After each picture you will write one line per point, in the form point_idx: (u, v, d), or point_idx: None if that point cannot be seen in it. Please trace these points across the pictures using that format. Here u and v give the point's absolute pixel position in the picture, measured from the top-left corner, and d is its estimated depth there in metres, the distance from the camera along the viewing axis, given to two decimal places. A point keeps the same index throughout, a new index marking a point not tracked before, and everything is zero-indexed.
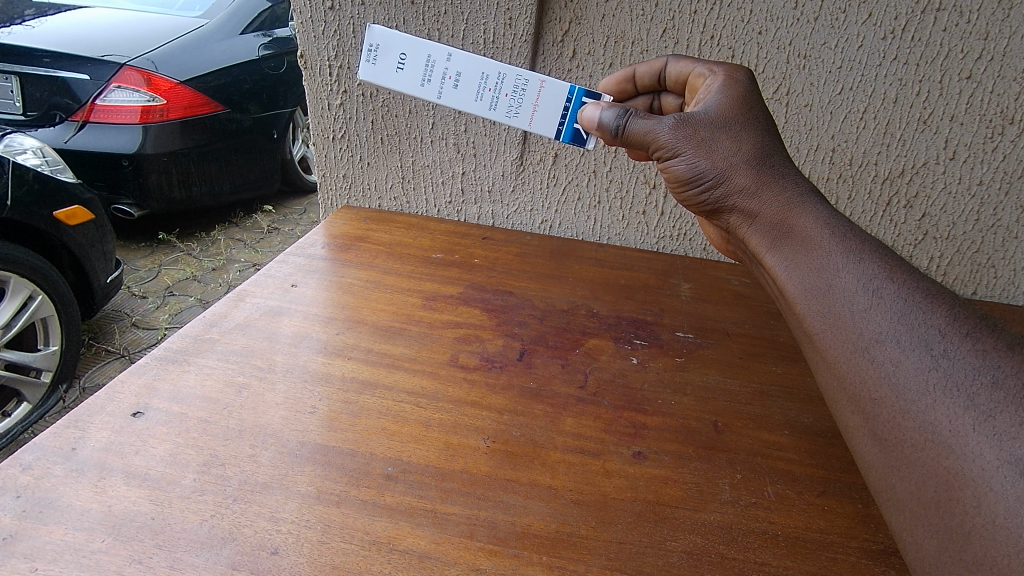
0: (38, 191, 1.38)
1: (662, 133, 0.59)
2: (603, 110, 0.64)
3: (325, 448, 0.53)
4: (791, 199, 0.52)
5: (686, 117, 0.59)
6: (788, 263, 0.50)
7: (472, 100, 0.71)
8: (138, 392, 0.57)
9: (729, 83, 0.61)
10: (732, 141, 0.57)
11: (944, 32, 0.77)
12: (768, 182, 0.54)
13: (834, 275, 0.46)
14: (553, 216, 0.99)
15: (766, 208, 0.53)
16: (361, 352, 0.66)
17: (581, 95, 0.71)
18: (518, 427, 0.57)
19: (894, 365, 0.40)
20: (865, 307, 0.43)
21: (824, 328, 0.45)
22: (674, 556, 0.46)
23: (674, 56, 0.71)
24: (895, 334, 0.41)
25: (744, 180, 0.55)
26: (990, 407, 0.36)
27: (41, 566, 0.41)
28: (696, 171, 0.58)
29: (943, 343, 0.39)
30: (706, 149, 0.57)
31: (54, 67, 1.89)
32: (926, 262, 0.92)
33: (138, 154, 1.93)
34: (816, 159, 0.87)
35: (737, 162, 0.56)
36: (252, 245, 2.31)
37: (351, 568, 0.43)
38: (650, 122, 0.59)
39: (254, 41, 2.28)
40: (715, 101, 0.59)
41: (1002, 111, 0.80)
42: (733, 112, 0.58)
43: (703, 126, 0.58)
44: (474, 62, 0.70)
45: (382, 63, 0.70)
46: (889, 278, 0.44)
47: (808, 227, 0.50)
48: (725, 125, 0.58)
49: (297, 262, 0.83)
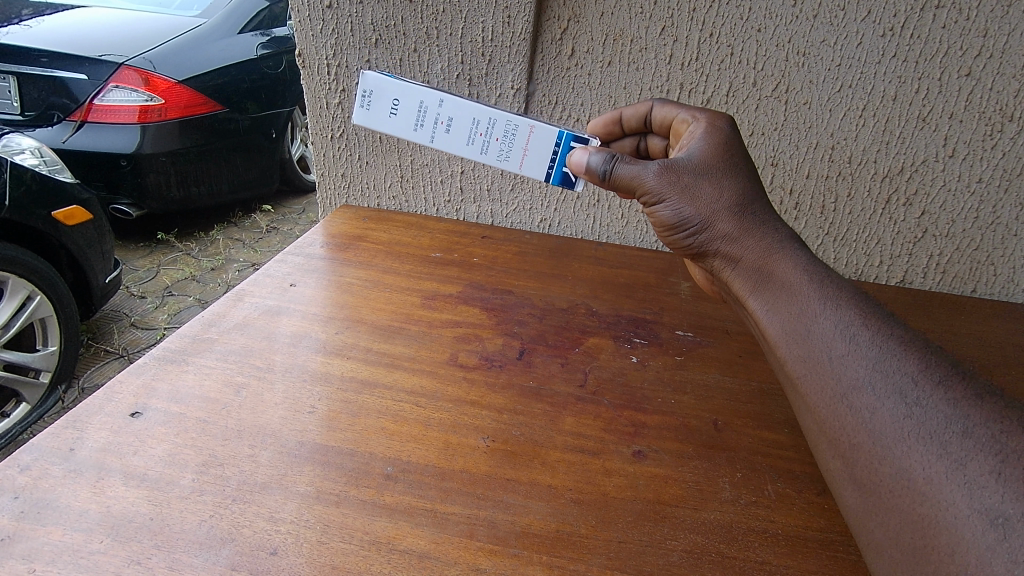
0: (37, 191, 1.38)
1: (649, 178, 0.57)
2: (591, 153, 0.62)
3: (324, 448, 0.53)
4: (771, 245, 0.52)
5: (672, 163, 0.57)
6: (769, 307, 0.50)
7: (464, 145, 0.69)
8: (136, 392, 0.57)
9: (710, 131, 0.60)
10: (714, 187, 0.56)
11: (943, 29, 0.76)
12: (750, 228, 0.53)
13: (813, 320, 0.45)
14: (552, 215, 0.99)
15: (749, 252, 0.52)
16: (360, 352, 0.66)
17: (571, 139, 0.68)
18: (517, 426, 0.57)
19: (870, 412, 0.40)
20: (841, 353, 0.43)
21: (805, 374, 0.45)
22: (674, 555, 0.46)
23: (659, 101, 0.71)
24: (870, 381, 0.41)
25: (727, 227, 0.54)
26: (962, 454, 0.35)
27: (39, 566, 0.41)
28: (680, 217, 0.57)
29: (917, 391, 0.39)
30: (689, 194, 0.56)
31: (52, 67, 1.89)
32: (926, 260, 0.92)
33: (136, 154, 1.93)
34: (816, 157, 0.87)
35: (719, 209, 0.55)
36: (251, 245, 2.31)
37: (351, 568, 0.42)
38: (635, 167, 0.58)
39: (253, 41, 2.28)
40: (698, 147, 0.59)
41: (1001, 108, 0.80)
42: (716, 158, 0.57)
43: (687, 173, 0.56)
44: (465, 106, 0.68)
45: (375, 107, 0.69)
46: (865, 325, 0.43)
47: (789, 273, 0.49)
48: (708, 171, 0.56)
49: (296, 261, 0.83)
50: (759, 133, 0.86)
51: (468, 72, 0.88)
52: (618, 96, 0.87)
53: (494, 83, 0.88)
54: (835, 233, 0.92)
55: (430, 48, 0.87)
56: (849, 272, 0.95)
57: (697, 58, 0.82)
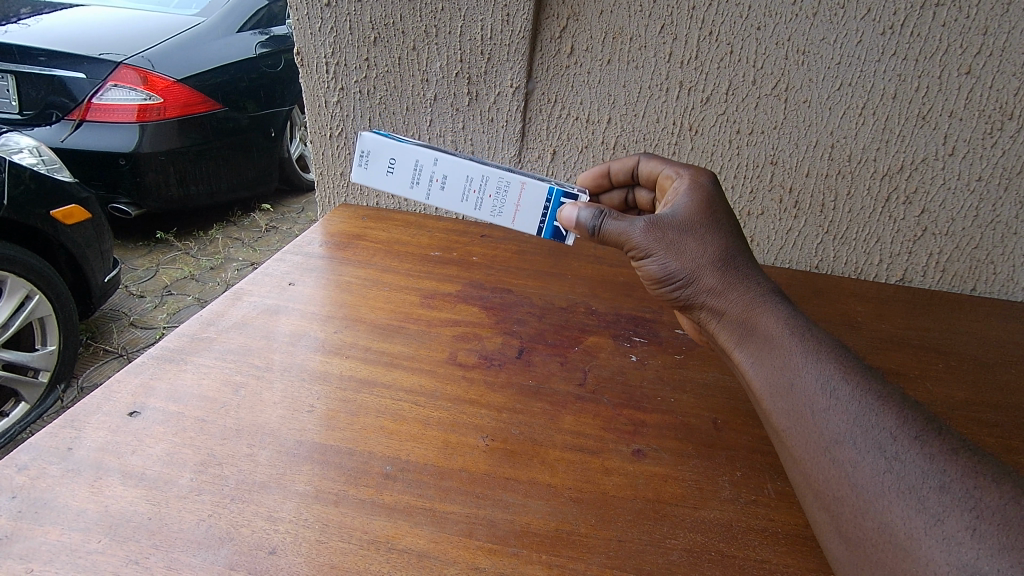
0: (35, 190, 1.38)
1: (635, 236, 0.54)
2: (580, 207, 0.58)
3: (323, 446, 0.53)
4: (754, 299, 0.50)
5: (657, 219, 0.55)
6: (754, 359, 0.48)
7: (459, 205, 0.63)
8: (134, 392, 0.57)
9: (693, 189, 0.59)
10: (698, 243, 0.54)
11: (943, 27, 0.76)
12: (733, 283, 0.51)
13: (796, 373, 0.44)
14: None
15: (733, 307, 0.50)
16: (358, 351, 0.66)
17: (563, 195, 0.62)
18: (516, 425, 0.57)
19: (853, 466, 0.39)
20: (823, 407, 0.41)
21: (789, 426, 0.43)
22: (674, 554, 0.45)
23: (645, 154, 0.70)
24: (852, 436, 0.39)
25: (711, 282, 0.52)
26: (939, 510, 0.35)
27: (36, 566, 0.40)
28: (667, 271, 0.54)
29: (896, 446, 0.38)
30: (675, 249, 0.53)
31: (50, 66, 1.88)
32: (925, 258, 0.92)
33: (135, 153, 1.92)
34: (815, 155, 0.86)
35: (703, 265, 0.52)
36: (250, 244, 2.31)
37: (350, 567, 0.42)
38: (623, 224, 0.55)
39: (251, 40, 2.28)
40: (682, 203, 0.56)
41: (1001, 106, 0.80)
42: (699, 214, 0.55)
43: (672, 229, 0.54)
44: (459, 162, 0.62)
45: (373, 166, 0.63)
46: (844, 378, 0.42)
47: (773, 326, 0.47)
48: (692, 227, 0.55)
49: (295, 261, 0.82)
50: (758, 131, 0.86)
51: (467, 70, 0.87)
52: (617, 94, 0.86)
53: (493, 81, 0.88)
54: (835, 231, 0.92)
55: (429, 46, 0.87)
56: (849, 269, 0.95)
57: (697, 56, 0.82)
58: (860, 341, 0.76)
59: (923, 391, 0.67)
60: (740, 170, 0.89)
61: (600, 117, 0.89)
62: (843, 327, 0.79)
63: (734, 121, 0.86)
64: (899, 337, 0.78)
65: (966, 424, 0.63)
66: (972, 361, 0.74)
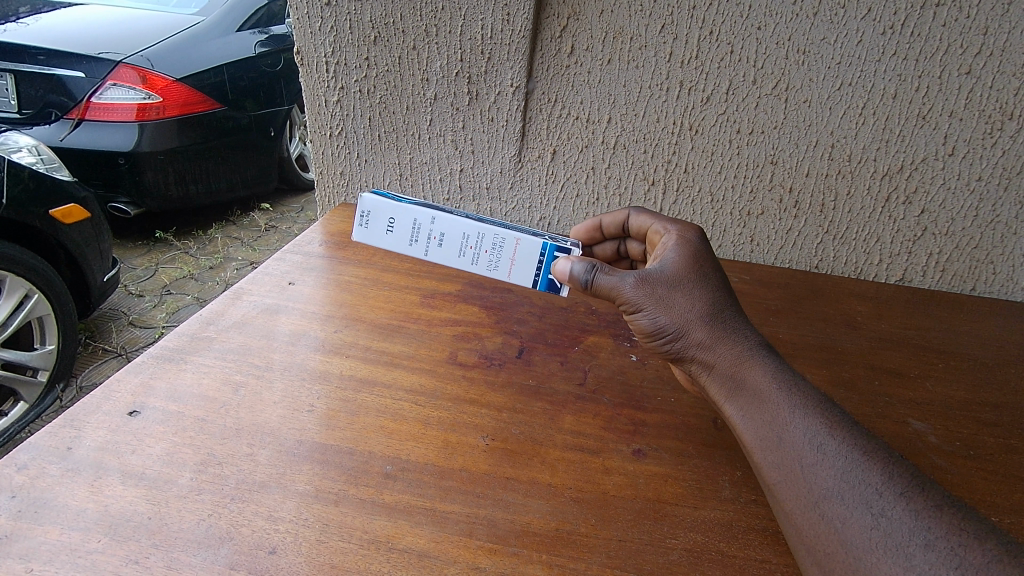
0: (34, 189, 1.37)
1: (625, 290, 0.52)
2: (573, 261, 0.56)
3: (324, 446, 0.53)
4: (742, 351, 0.49)
5: (647, 272, 0.53)
6: (744, 413, 0.47)
7: (458, 262, 0.63)
8: (134, 391, 0.57)
9: (682, 243, 0.57)
10: (687, 297, 0.52)
11: (943, 27, 0.76)
12: (723, 336, 0.50)
13: (784, 427, 0.43)
14: (552, 214, 0.98)
15: (722, 360, 0.49)
16: (359, 350, 0.66)
17: (556, 250, 0.61)
18: (517, 424, 0.57)
19: (842, 521, 0.39)
20: (812, 463, 0.41)
21: (780, 480, 0.43)
22: (674, 554, 0.45)
23: (636, 209, 0.68)
24: (839, 491, 0.39)
25: (700, 336, 0.50)
26: (925, 569, 0.35)
27: (37, 566, 0.40)
28: (657, 326, 0.52)
29: (882, 502, 0.38)
30: (664, 303, 0.52)
31: (49, 65, 1.88)
32: (925, 259, 0.92)
33: (134, 152, 1.92)
34: (815, 156, 0.86)
35: (693, 319, 0.51)
36: (250, 244, 2.30)
37: (350, 566, 0.42)
38: (614, 278, 0.53)
39: (251, 39, 2.28)
40: (671, 257, 0.55)
41: (1001, 106, 0.80)
42: (689, 268, 0.54)
43: (662, 284, 0.52)
44: (455, 220, 0.62)
45: (373, 226, 0.64)
46: (831, 434, 0.42)
47: (761, 380, 0.46)
48: (681, 281, 0.53)
49: (295, 260, 0.82)
50: (759, 131, 0.86)
51: (467, 69, 0.87)
52: (617, 94, 0.86)
53: (493, 80, 0.87)
54: (835, 231, 0.92)
55: (429, 46, 0.87)
56: (849, 269, 0.95)
57: (698, 56, 0.82)
58: (858, 341, 0.76)
59: (923, 390, 0.68)
60: (740, 170, 0.89)
61: (600, 117, 0.89)
62: (843, 327, 0.79)
63: (735, 121, 0.86)
64: (898, 337, 0.78)
65: (964, 423, 0.63)
66: (971, 361, 0.74)
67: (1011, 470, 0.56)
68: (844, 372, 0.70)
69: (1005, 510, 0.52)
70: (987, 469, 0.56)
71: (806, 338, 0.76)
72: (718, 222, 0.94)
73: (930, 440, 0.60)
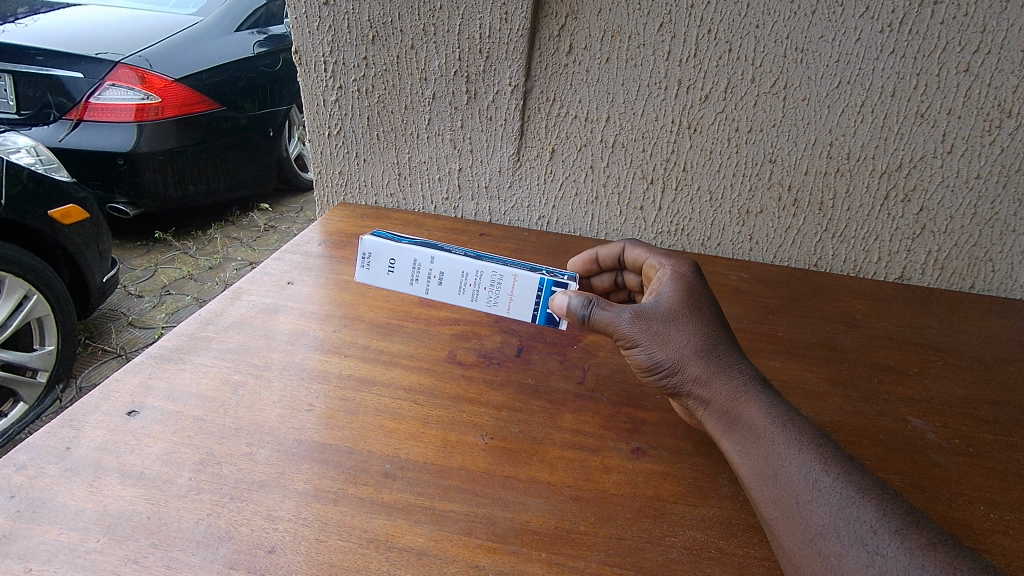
0: (33, 189, 1.37)
1: (620, 325, 0.52)
2: (570, 297, 0.55)
3: (323, 445, 0.53)
4: (738, 387, 0.48)
5: (642, 308, 0.53)
6: (740, 449, 0.46)
7: (458, 299, 0.62)
8: (133, 391, 0.57)
9: (676, 278, 0.57)
10: (682, 333, 0.51)
11: (941, 25, 0.76)
12: (718, 370, 0.49)
13: (780, 463, 0.43)
14: (550, 212, 0.98)
15: (719, 394, 0.48)
16: (358, 349, 0.66)
17: (552, 284, 0.60)
18: (516, 423, 0.57)
19: (838, 558, 0.39)
20: (808, 499, 0.41)
21: (777, 516, 0.43)
22: (674, 551, 0.45)
23: (631, 242, 0.67)
24: (834, 528, 0.39)
25: (695, 370, 0.50)
26: None
27: (35, 566, 0.40)
28: (653, 361, 0.52)
29: (876, 540, 0.38)
30: (659, 338, 0.51)
31: (47, 65, 1.88)
32: (924, 257, 0.92)
33: (133, 152, 1.92)
34: (814, 154, 0.86)
35: (688, 354, 0.50)
36: (249, 244, 2.30)
37: (349, 566, 0.42)
38: (610, 314, 0.52)
39: (249, 39, 2.28)
40: (667, 293, 0.55)
41: (1000, 104, 0.80)
42: (683, 303, 0.53)
43: (657, 319, 0.52)
44: (454, 260, 0.61)
45: (375, 267, 0.64)
46: (826, 469, 0.42)
47: (756, 417, 0.46)
48: (676, 316, 0.52)
49: (294, 259, 0.82)
50: (758, 129, 0.86)
51: (466, 68, 0.87)
52: (616, 93, 0.86)
53: (492, 79, 0.87)
54: (834, 229, 0.92)
55: (427, 45, 0.87)
56: (848, 267, 0.95)
57: (696, 54, 0.82)
58: (858, 339, 0.76)
59: (922, 387, 0.68)
60: (739, 168, 0.89)
61: (599, 116, 0.89)
62: (842, 325, 0.79)
63: (733, 119, 0.86)
64: (898, 334, 0.78)
65: (964, 421, 0.63)
66: (971, 359, 0.74)
67: (1010, 468, 0.56)
68: (843, 369, 0.70)
69: (1004, 507, 0.52)
70: (985, 467, 0.56)
71: (805, 336, 0.76)
72: (717, 220, 0.94)
73: (928, 437, 0.60)
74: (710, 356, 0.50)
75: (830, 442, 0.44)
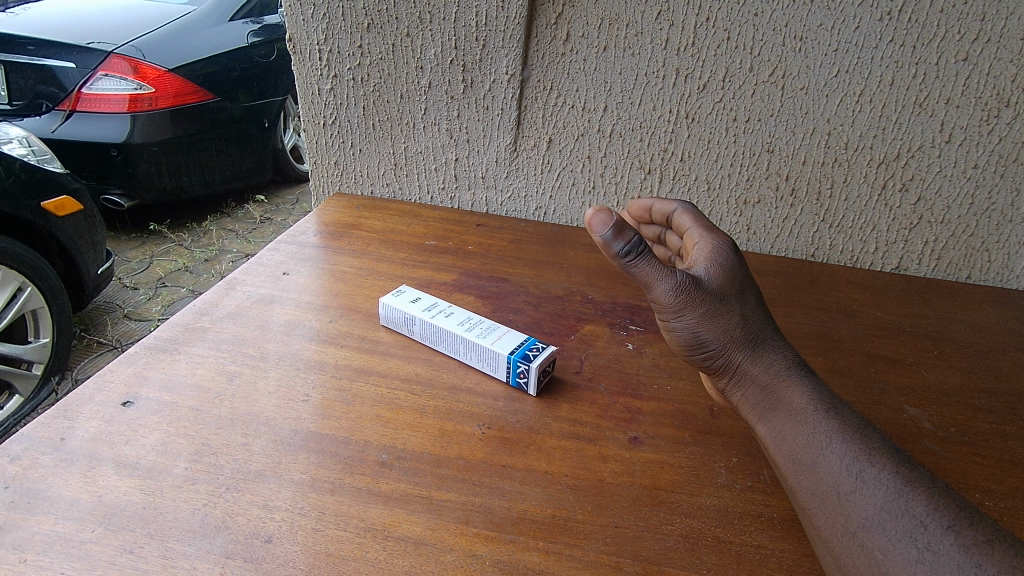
0: (25, 181, 1.36)
1: (669, 288, 0.49)
2: (613, 235, 0.49)
3: (319, 435, 0.52)
4: (779, 370, 0.49)
5: (695, 278, 0.51)
6: (779, 434, 0.47)
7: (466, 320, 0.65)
8: (127, 381, 0.56)
9: (724, 253, 0.55)
10: (731, 314, 0.51)
11: (940, 13, 0.75)
12: (760, 354, 0.50)
13: (820, 451, 0.43)
14: (547, 203, 0.98)
15: (759, 376, 0.49)
16: (354, 339, 0.65)
17: (519, 359, 0.59)
18: (513, 413, 0.57)
19: (883, 553, 0.37)
20: (849, 490, 0.40)
21: (816, 506, 0.42)
22: (671, 540, 0.45)
23: (686, 205, 0.64)
24: (879, 522, 0.38)
25: (742, 354, 0.50)
26: None
27: (30, 556, 0.40)
28: (699, 339, 0.51)
29: (880, 526, 0.38)
30: (708, 318, 0.50)
31: (38, 55, 1.87)
32: (921, 247, 0.91)
33: (127, 143, 1.90)
34: (812, 143, 0.86)
35: (735, 338, 0.50)
36: (244, 235, 2.29)
37: (346, 555, 0.42)
38: (657, 273, 0.49)
39: (243, 29, 2.27)
40: (715, 267, 0.53)
41: (998, 93, 0.79)
42: (732, 283, 0.53)
43: (708, 295, 0.51)
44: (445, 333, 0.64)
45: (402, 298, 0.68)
46: (870, 460, 0.41)
47: (798, 401, 0.47)
48: (725, 296, 0.52)
49: (289, 250, 0.82)
50: (755, 118, 0.85)
51: (463, 57, 0.87)
52: (613, 82, 0.86)
53: (489, 68, 0.87)
54: (831, 219, 0.91)
55: (422, 33, 0.86)
56: (845, 258, 0.95)
57: (694, 43, 0.82)
58: (854, 329, 0.76)
59: (918, 377, 0.68)
60: (736, 158, 0.89)
61: (597, 105, 0.88)
62: (839, 315, 0.79)
63: (731, 109, 0.85)
64: (894, 325, 0.78)
65: (960, 409, 0.63)
66: (966, 348, 0.74)
67: (1006, 456, 0.57)
68: (840, 359, 0.70)
69: (999, 495, 0.52)
70: (981, 455, 0.56)
71: (803, 326, 0.76)
72: (714, 211, 0.94)
73: (925, 426, 0.60)
74: (755, 343, 0.50)
75: (832, 428, 0.44)
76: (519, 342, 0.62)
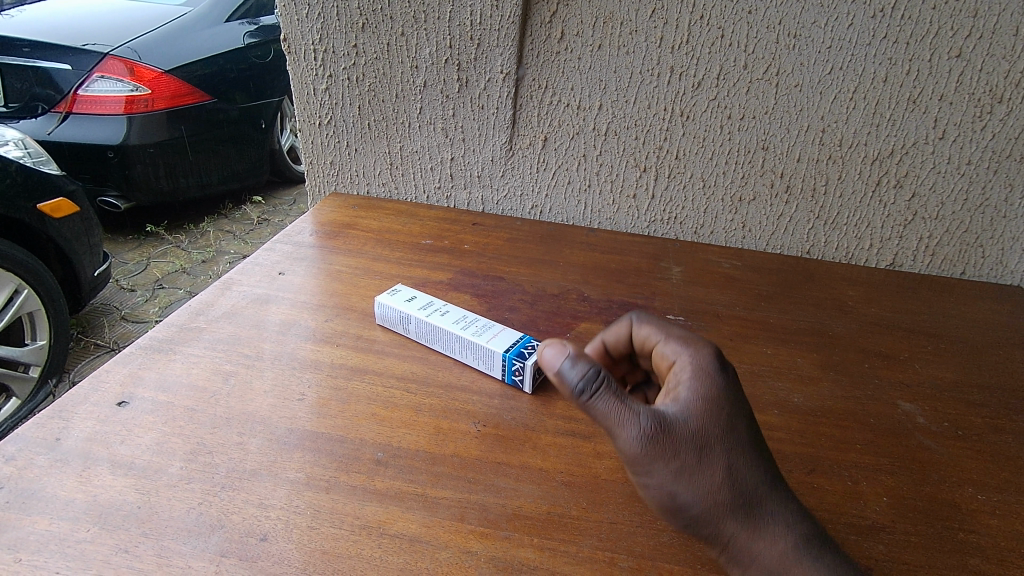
0: (21, 183, 1.35)
1: (634, 435, 0.41)
2: (566, 361, 0.43)
3: (315, 434, 0.52)
4: (783, 549, 0.41)
5: (665, 422, 0.42)
6: None
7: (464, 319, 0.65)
8: (123, 381, 0.56)
9: (707, 381, 0.45)
10: (718, 469, 0.42)
11: (933, 10, 0.75)
12: (758, 526, 0.42)
13: None
14: (543, 202, 0.98)
15: (764, 558, 0.41)
16: (349, 339, 0.65)
17: (515, 356, 0.59)
18: (509, 411, 0.57)
19: None
20: None
21: None
22: (665, 535, 0.46)
23: (641, 315, 0.55)
24: None
25: (735, 525, 0.41)
26: None
27: (25, 556, 0.40)
28: (676, 499, 0.42)
29: None
30: (687, 472, 0.41)
31: (33, 56, 1.87)
32: (915, 243, 0.92)
33: (123, 145, 1.89)
34: (807, 140, 0.86)
35: (723, 502, 0.41)
36: (241, 237, 2.28)
37: (341, 552, 0.42)
38: (620, 412, 0.41)
39: (240, 30, 2.27)
40: (697, 403, 0.44)
41: (991, 89, 0.79)
42: (719, 423, 0.43)
43: (686, 443, 0.42)
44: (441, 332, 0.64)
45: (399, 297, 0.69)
46: None
47: None
48: (710, 444, 0.42)
49: (285, 250, 0.82)
50: (750, 116, 0.85)
51: (457, 56, 0.87)
52: (608, 80, 0.86)
53: (483, 67, 0.87)
54: (826, 216, 0.92)
55: (417, 32, 0.86)
56: (840, 254, 0.95)
57: (688, 41, 0.82)
58: (849, 325, 0.76)
59: (912, 372, 0.68)
60: (731, 156, 0.89)
61: (591, 103, 0.88)
62: (834, 311, 0.79)
63: (725, 107, 0.85)
64: (889, 321, 0.79)
65: (954, 404, 0.63)
66: (961, 344, 0.74)
67: (999, 450, 0.57)
68: (835, 356, 0.70)
69: (990, 488, 0.52)
70: (973, 449, 0.57)
71: (798, 322, 0.76)
72: (709, 208, 0.94)
73: (918, 421, 0.60)
74: (749, 508, 0.41)
75: None
76: (514, 340, 0.62)
